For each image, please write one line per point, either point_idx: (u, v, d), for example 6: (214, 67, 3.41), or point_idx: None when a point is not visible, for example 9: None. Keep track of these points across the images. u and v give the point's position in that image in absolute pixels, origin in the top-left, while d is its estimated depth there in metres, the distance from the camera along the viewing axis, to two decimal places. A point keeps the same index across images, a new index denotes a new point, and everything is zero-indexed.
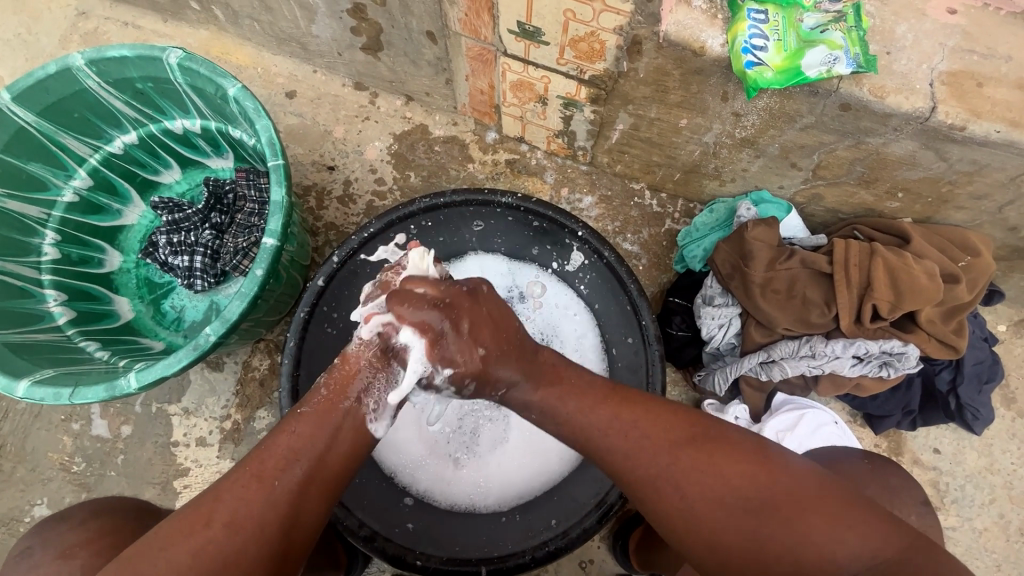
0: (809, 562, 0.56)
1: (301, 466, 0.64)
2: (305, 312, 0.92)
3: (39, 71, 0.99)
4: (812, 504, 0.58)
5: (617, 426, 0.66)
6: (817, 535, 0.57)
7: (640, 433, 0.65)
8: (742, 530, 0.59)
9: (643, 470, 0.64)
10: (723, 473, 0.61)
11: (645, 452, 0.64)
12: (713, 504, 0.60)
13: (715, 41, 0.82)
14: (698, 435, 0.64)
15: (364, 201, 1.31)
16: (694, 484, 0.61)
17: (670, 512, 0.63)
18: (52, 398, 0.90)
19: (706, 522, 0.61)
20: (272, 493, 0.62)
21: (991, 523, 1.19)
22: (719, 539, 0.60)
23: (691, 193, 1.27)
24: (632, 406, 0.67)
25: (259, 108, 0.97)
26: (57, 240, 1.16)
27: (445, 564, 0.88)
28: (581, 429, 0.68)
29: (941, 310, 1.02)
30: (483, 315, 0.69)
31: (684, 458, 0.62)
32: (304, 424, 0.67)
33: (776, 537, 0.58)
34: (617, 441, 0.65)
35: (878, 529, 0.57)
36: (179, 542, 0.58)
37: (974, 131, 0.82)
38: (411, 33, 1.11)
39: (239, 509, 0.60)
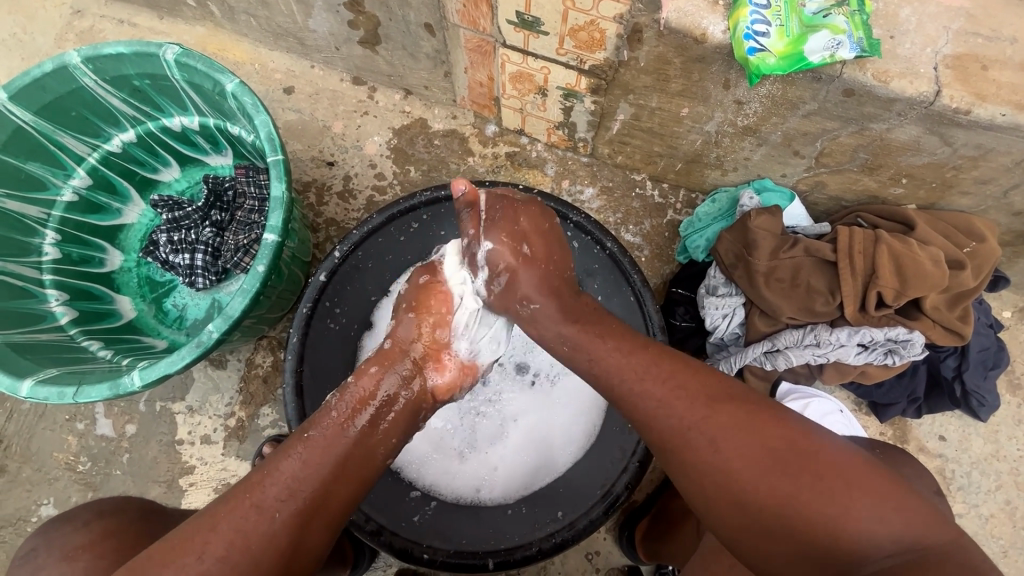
0: (843, 534, 0.56)
1: (304, 492, 0.64)
2: (307, 308, 0.91)
3: (36, 70, 0.99)
4: (853, 477, 0.58)
5: (655, 372, 0.66)
6: (857, 507, 0.56)
7: (677, 383, 0.65)
8: (778, 496, 0.58)
9: (677, 417, 0.63)
10: (762, 433, 0.60)
11: (681, 400, 0.64)
12: (749, 460, 0.59)
13: (717, 28, 0.81)
14: (735, 394, 0.64)
15: (364, 196, 1.30)
16: (731, 441, 0.60)
17: (701, 466, 0.62)
18: (55, 398, 0.90)
19: (740, 481, 0.60)
20: (270, 526, 0.61)
21: (997, 509, 1.18)
22: (750, 500, 0.59)
23: (692, 183, 1.26)
24: (664, 360, 0.68)
25: (257, 103, 0.96)
26: (57, 240, 1.15)
27: (453, 557, 0.87)
28: (615, 374, 0.68)
29: (946, 296, 1.01)
30: (542, 224, 0.77)
31: (724, 410, 0.62)
32: (308, 451, 0.66)
33: (813, 507, 0.57)
34: (654, 386, 0.66)
35: (918, 512, 0.57)
36: (170, 571, 0.58)
37: (979, 114, 0.81)
38: (409, 26, 1.10)
39: (235, 543, 0.60)
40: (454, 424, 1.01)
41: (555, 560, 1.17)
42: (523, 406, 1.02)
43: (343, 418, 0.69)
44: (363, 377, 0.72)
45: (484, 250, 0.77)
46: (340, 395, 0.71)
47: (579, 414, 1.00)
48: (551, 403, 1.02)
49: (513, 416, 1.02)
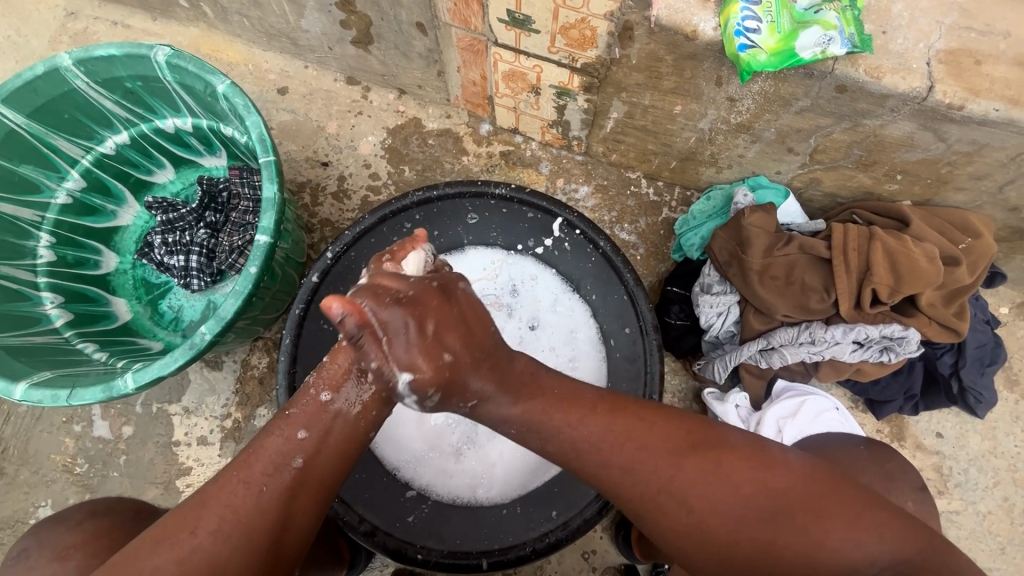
0: (822, 563, 0.57)
1: (293, 462, 0.64)
2: (300, 308, 0.92)
3: (27, 72, 0.99)
4: (823, 509, 0.59)
5: (611, 441, 0.63)
6: (832, 538, 0.57)
7: (637, 446, 0.63)
8: (757, 544, 0.59)
9: (643, 486, 0.62)
10: (729, 485, 0.60)
11: (644, 465, 0.62)
12: (723, 517, 0.60)
13: (707, 24, 0.81)
14: (695, 448, 0.62)
15: (358, 196, 1.30)
16: (701, 498, 0.60)
17: (678, 529, 0.62)
18: (49, 400, 0.90)
19: (718, 537, 0.60)
20: (254, 501, 0.62)
21: (995, 507, 1.18)
22: (734, 551, 0.60)
23: (687, 181, 1.25)
24: (624, 427, 0.64)
25: (249, 104, 0.96)
26: (52, 242, 1.15)
27: (446, 557, 0.87)
28: (571, 452, 0.65)
29: (942, 293, 1.01)
30: (453, 316, 0.62)
31: (686, 471, 0.61)
32: (291, 424, 0.66)
33: (792, 547, 0.58)
34: (615, 457, 0.63)
35: (890, 528, 0.58)
36: (163, 550, 0.59)
37: (973, 109, 0.81)
38: (401, 25, 1.09)
39: (224, 518, 0.61)
40: (455, 421, 1.00)
41: (551, 559, 1.17)
42: None
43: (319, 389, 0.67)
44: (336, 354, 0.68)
45: (402, 381, 0.60)
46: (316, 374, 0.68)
47: None
48: None
49: None
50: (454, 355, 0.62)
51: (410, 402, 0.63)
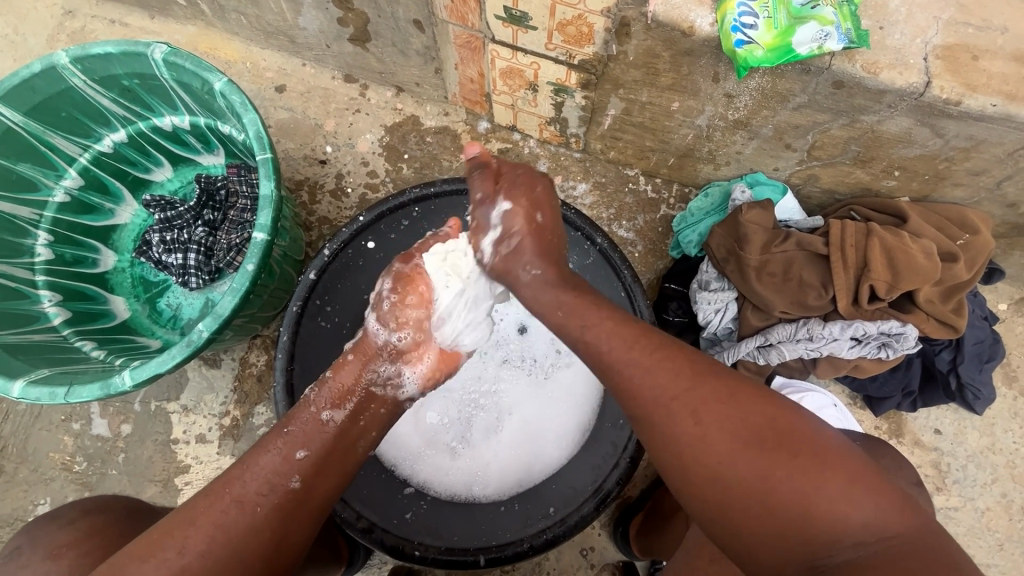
0: (813, 513, 0.53)
1: (289, 482, 0.64)
2: (297, 306, 0.92)
3: (24, 70, 0.99)
4: (832, 461, 0.55)
5: (638, 347, 0.63)
6: (830, 492, 0.53)
7: (661, 358, 0.62)
8: (755, 479, 0.55)
9: (658, 388, 0.60)
10: (744, 407, 0.57)
11: (665, 374, 0.60)
12: (729, 439, 0.56)
13: (704, 20, 0.80)
14: (719, 370, 0.61)
15: (356, 194, 1.30)
16: (712, 412, 0.57)
17: (678, 439, 0.58)
18: (47, 398, 0.90)
19: (718, 459, 0.56)
20: (247, 521, 0.61)
21: (993, 503, 1.18)
22: (730, 480, 0.56)
23: (685, 178, 1.25)
24: (658, 338, 0.64)
25: (246, 102, 0.96)
26: (50, 240, 1.15)
27: (444, 553, 0.88)
28: (596, 351, 0.65)
29: (939, 289, 1.01)
30: (545, 189, 0.77)
31: (705, 383, 0.59)
32: (286, 443, 0.66)
33: (788, 490, 0.54)
34: (637, 362, 0.62)
35: (893, 501, 0.54)
36: (151, 567, 0.58)
37: (970, 105, 0.81)
38: (398, 22, 1.09)
39: (214, 537, 0.60)
40: (449, 418, 1.01)
41: (550, 556, 1.17)
42: (519, 398, 1.02)
43: (319, 407, 0.70)
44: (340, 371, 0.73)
45: (499, 211, 0.75)
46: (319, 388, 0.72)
47: (574, 407, 0.99)
48: (547, 396, 1.01)
49: (509, 408, 1.01)
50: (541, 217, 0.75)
51: (494, 235, 0.75)
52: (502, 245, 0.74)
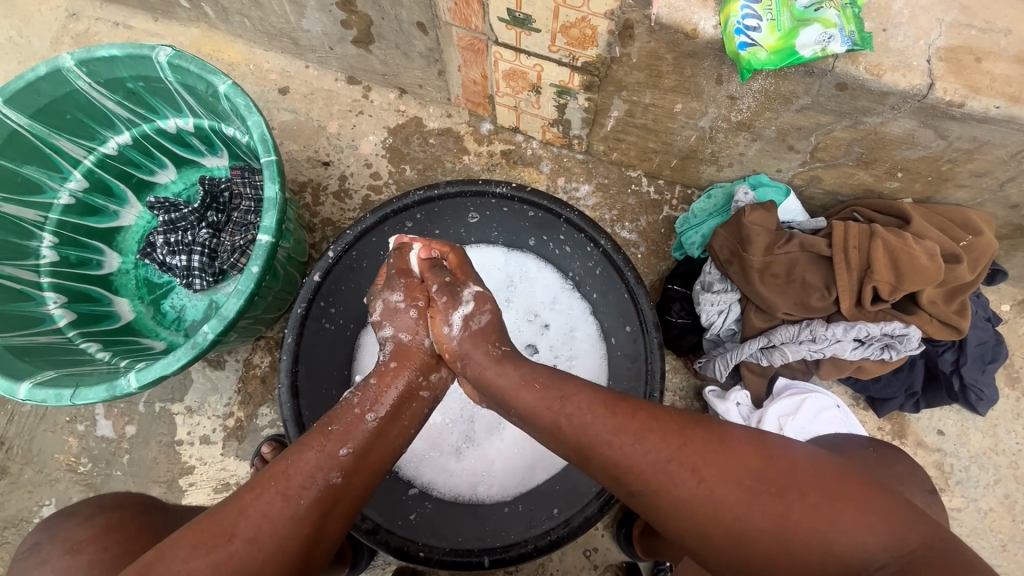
0: (833, 547, 0.54)
1: (332, 476, 0.65)
2: (302, 308, 0.91)
3: (30, 73, 0.99)
4: (835, 488, 0.57)
5: (621, 420, 0.64)
6: (842, 523, 0.55)
7: (646, 425, 0.63)
8: (770, 526, 0.56)
9: (654, 457, 0.60)
10: (740, 458, 0.59)
11: (654, 440, 0.61)
12: (737, 491, 0.57)
13: (708, 23, 0.81)
14: (705, 424, 0.62)
15: (359, 195, 1.30)
16: (712, 468, 0.58)
17: (688, 503, 0.58)
18: (53, 399, 0.91)
19: (731, 513, 0.57)
20: (292, 513, 0.61)
21: (996, 504, 1.18)
22: (747, 530, 0.56)
23: (688, 180, 1.26)
24: (638, 408, 0.65)
25: (250, 104, 0.96)
26: (55, 243, 1.16)
27: (448, 554, 0.87)
28: (584, 431, 0.65)
29: (943, 290, 1.01)
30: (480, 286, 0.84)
31: (696, 441, 0.60)
32: (326, 441, 0.67)
33: (804, 528, 0.55)
34: (624, 436, 0.62)
35: (901, 517, 0.56)
36: (199, 554, 0.57)
37: (973, 107, 0.81)
38: (402, 24, 1.09)
39: (263, 526, 0.60)
40: (453, 419, 1.03)
41: (553, 557, 1.18)
42: None
43: (363, 409, 0.71)
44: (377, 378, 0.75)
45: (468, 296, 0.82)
46: (360, 393, 0.74)
47: None
48: None
49: None
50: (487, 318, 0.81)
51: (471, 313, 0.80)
52: (474, 320, 0.80)
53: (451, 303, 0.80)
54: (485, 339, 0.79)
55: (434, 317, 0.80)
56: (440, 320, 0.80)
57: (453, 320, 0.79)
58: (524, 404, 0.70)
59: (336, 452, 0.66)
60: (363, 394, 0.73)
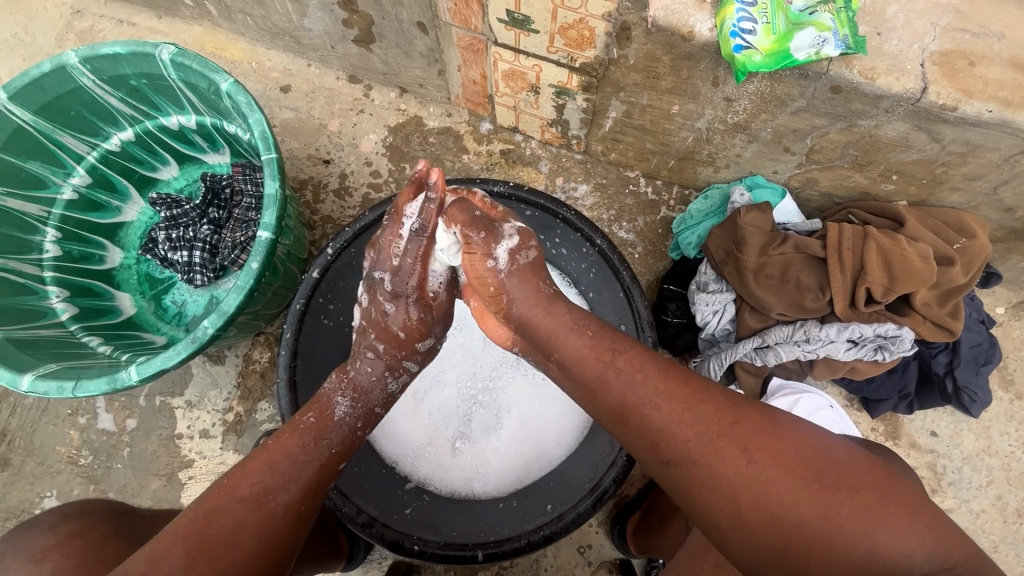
0: (879, 549, 0.54)
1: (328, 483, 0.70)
2: (300, 304, 0.93)
3: (35, 70, 1.00)
4: (887, 492, 0.56)
5: (669, 388, 0.65)
6: (894, 528, 0.54)
7: (698, 399, 0.63)
8: (814, 517, 0.56)
9: (701, 429, 0.61)
10: (791, 441, 0.59)
11: (705, 415, 0.62)
12: (785, 476, 0.57)
13: (704, 25, 0.81)
14: (757, 405, 0.63)
15: (359, 193, 1.32)
16: (762, 449, 0.59)
17: (731, 480, 0.59)
18: (55, 391, 0.92)
19: (773, 497, 0.57)
20: (287, 515, 0.65)
21: (989, 505, 1.19)
22: (788, 517, 0.56)
23: (685, 180, 1.27)
24: (689, 377, 0.66)
25: (251, 102, 0.97)
26: (58, 238, 1.17)
27: (442, 549, 0.88)
28: (628, 394, 0.66)
29: (936, 292, 1.02)
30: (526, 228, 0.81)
31: (748, 419, 0.61)
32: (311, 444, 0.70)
33: (851, 525, 0.55)
34: (672, 402, 0.63)
35: (950, 533, 0.55)
36: (202, 563, 0.60)
37: (966, 110, 0.82)
38: (402, 24, 1.10)
39: (263, 533, 0.63)
40: (448, 415, 1.03)
41: (548, 553, 1.19)
42: (518, 394, 1.04)
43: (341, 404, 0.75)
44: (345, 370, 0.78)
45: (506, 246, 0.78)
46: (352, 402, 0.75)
47: (570, 407, 1.02)
48: (544, 395, 1.03)
49: (507, 407, 1.03)
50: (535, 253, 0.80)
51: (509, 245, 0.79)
52: (521, 255, 0.79)
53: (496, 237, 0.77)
54: (534, 274, 0.78)
55: (474, 255, 0.78)
56: (481, 255, 0.77)
57: (497, 254, 0.77)
58: (573, 347, 0.71)
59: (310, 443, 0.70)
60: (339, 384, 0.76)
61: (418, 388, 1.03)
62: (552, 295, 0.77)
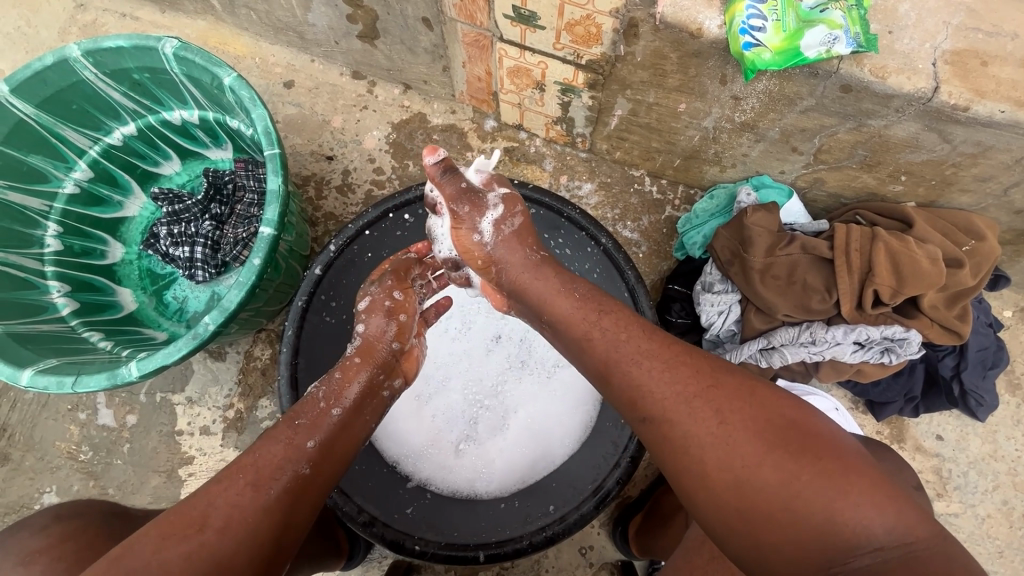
0: (834, 516, 0.52)
1: (301, 467, 0.66)
2: (302, 300, 0.92)
3: (37, 63, 0.99)
4: (853, 465, 0.54)
5: (654, 351, 0.66)
6: (852, 498, 0.53)
7: (681, 362, 0.63)
8: (776, 480, 0.55)
9: (678, 388, 0.61)
10: (764, 406, 0.59)
11: (682, 375, 0.62)
12: (752, 439, 0.57)
13: (713, 23, 0.80)
14: (739, 372, 0.63)
15: (362, 190, 1.31)
16: (735, 412, 0.58)
17: (699, 439, 0.58)
18: (55, 386, 0.91)
19: (738, 459, 0.56)
20: (257, 497, 0.62)
21: (994, 510, 1.18)
22: (750, 481, 0.56)
23: (691, 180, 1.26)
24: (677, 343, 0.66)
25: (255, 97, 0.96)
26: (59, 232, 1.16)
27: (444, 548, 0.87)
28: (613, 352, 0.67)
29: (944, 295, 1.01)
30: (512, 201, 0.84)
31: (727, 383, 0.61)
32: (294, 433, 0.68)
33: (809, 490, 0.53)
34: (654, 362, 0.64)
35: (915, 512, 0.53)
36: (171, 545, 0.58)
37: (978, 111, 0.80)
38: (407, 20, 1.10)
39: (233, 516, 0.60)
40: (454, 415, 1.03)
41: (549, 554, 1.18)
42: (524, 397, 1.04)
43: (329, 403, 0.73)
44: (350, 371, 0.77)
45: (489, 220, 0.82)
46: (325, 386, 0.75)
47: (576, 406, 1.01)
48: (549, 394, 1.03)
49: (514, 408, 1.03)
50: (518, 226, 0.83)
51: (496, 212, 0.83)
52: (504, 225, 0.83)
53: (479, 211, 0.82)
54: (520, 244, 0.82)
55: (460, 231, 0.84)
56: (467, 230, 0.83)
57: (482, 227, 0.82)
58: (561, 311, 0.73)
59: (303, 445, 0.68)
60: (327, 388, 0.75)
61: (422, 391, 1.04)
62: (539, 262, 0.80)
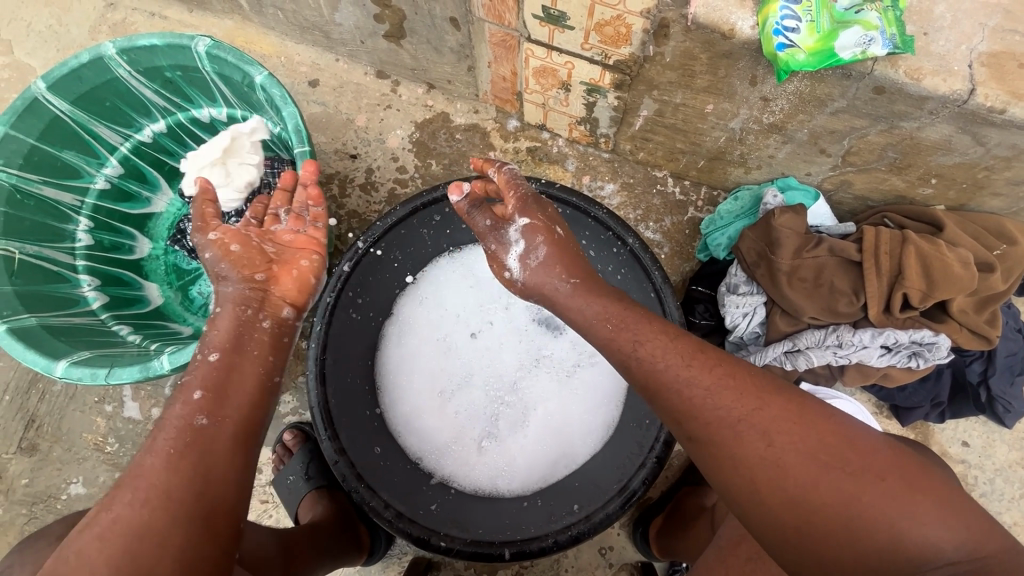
0: (897, 532, 0.53)
1: (196, 418, 0.67)
2: (331, 297, 0.90)
3: (73, 60, 1.01)
4: (913, 480, 0.55)
5: (700, 366, 0.64)
6: (916, 515, 0.53)
7: (727, 382, 0.62)
8: (835, 499, 0.55)
9: (725, 411, 0.61)
10: (818, 425, 0.58)
11: (729, 394, 0.61)
12: (806, 460, 0.57)
13: (745, 23, 0.80)
14: (788, 388, 0.62)
15: (386, 189, 1.32)
16: (785, 436, 0.58)
17: (751, 461, 0.58)
18: (89, 378, 0.93)
19: (793, 480, 0.57)
20: (156, 457, 0.63)
21: (1021, 518, 1.16)
22: (807, 500, 0.56)
23: (714, 181, 1.25)
24: (721, 357, 0.66)
25: (286, 95, 0.97)
26: (90, 227, 1.19)
27: (469, 545, 0.86)
28: (660, 366, 0.66)
29: (974, 299, 1.00)
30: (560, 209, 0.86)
31: (776, 403, 0.60)
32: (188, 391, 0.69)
33: (870, 507, 0.54)
34: (701, 376, 0.63)
35: (976, 522, 0.54)
36: (89, 531, 0.59)
37: (1014, 113, 0.80)
38: (434, 20, 1.10)
39: (143, 482, 0.61)
40: (475, 413, 1.03)
41: (568, 554, 1.18)
42: (543, 393, 1.04)
43: (207, 351, 0.74)
44: (246, 329, 0.77)
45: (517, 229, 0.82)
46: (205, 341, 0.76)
47: (596, 407, 1.02)
48: (571, 394, 1.03)
49: (535, 404, 1.03)
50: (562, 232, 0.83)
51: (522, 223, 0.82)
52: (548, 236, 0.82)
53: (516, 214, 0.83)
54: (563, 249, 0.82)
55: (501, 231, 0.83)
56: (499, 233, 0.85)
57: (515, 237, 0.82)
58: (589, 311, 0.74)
59: (191, 397, 0.68)
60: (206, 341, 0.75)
61: (446, 387, 1.04)
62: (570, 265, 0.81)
